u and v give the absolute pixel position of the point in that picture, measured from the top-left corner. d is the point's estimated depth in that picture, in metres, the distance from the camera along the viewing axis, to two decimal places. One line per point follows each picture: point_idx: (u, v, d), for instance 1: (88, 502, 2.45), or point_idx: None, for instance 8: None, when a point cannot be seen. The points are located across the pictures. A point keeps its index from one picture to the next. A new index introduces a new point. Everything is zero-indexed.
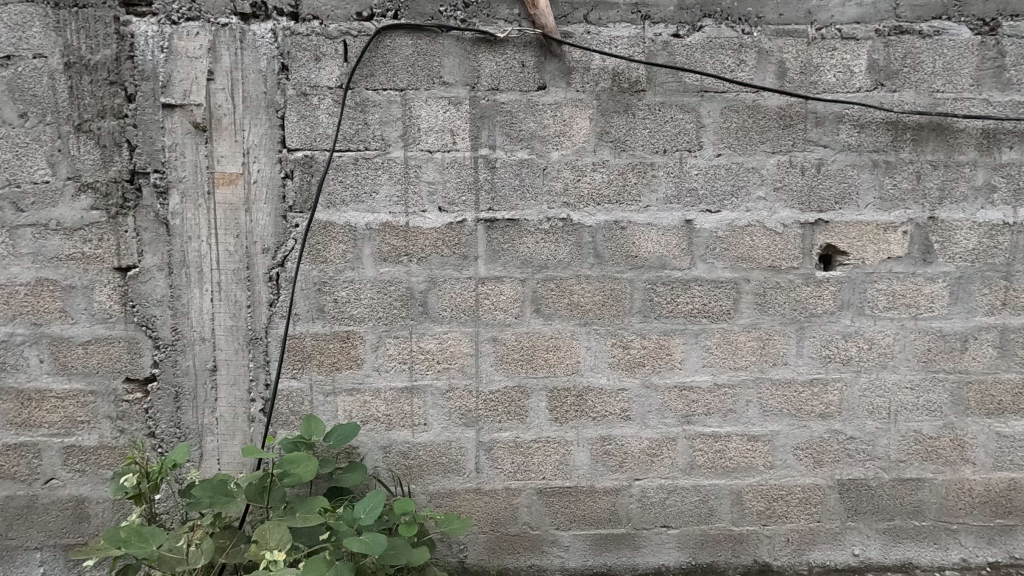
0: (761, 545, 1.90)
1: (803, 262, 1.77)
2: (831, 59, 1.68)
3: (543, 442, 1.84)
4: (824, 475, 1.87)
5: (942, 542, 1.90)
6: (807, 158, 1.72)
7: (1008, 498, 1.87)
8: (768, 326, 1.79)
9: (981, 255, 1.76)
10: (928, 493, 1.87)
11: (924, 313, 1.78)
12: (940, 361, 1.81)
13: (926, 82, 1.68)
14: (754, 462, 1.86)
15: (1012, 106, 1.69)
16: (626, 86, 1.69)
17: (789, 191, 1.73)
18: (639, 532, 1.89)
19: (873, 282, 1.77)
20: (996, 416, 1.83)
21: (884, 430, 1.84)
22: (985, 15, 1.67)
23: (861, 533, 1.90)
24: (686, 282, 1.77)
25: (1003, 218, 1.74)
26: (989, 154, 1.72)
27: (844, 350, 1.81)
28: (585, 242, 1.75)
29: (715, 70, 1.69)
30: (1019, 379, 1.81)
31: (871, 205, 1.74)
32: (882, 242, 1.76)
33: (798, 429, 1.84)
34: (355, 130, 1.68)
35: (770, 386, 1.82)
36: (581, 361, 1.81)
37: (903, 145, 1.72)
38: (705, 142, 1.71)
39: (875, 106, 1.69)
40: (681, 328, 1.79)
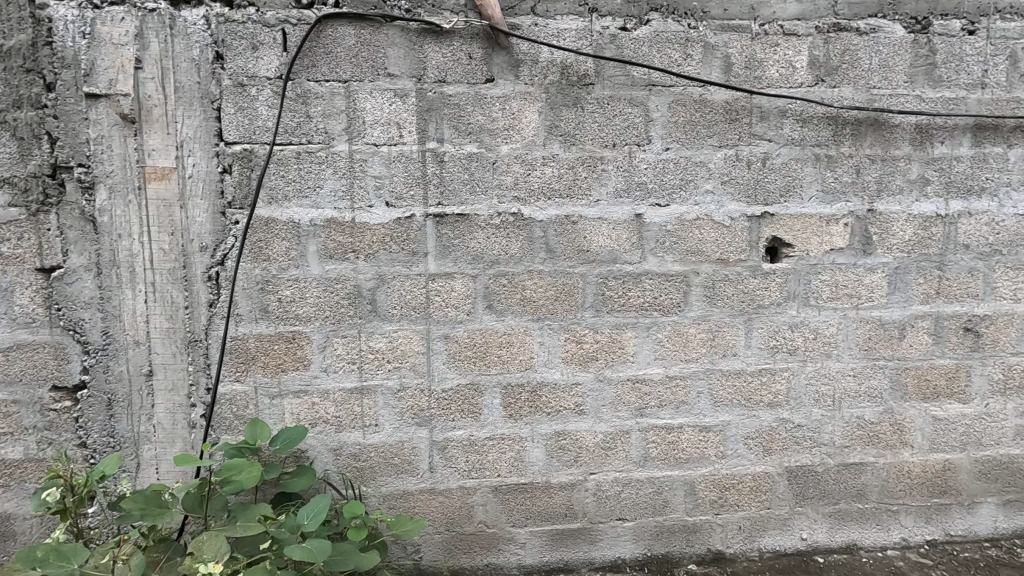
0: (714, 533, 1.94)
1: (750, 254, 1.80)
2: (774, 55, 1.71)
3: (498, 439, 1.83)
4: (773, 463, 1.91)
5: (884, 523, 1.97)
6: (753, 152, 1.75)
7: (943, 478, 1.96)
8: (717, 319, 1.82)
9: (917, 246, 1.82)
10: (870, 477, 1.94)
11: (864, 303, 1.84)
12: (880, 349, 1.87)
13: (863, 78, 1.73)
14: (705, 453, 1.89)
15: (943, 102, 1.76)
16: (574, 79, 1.68)
17: (735, 185, 1.76)
18: (595, 526, 1.90)
19: (816, 274, 1.82)
20: (932, 400, 1.91)
21: (829, 417, 1.90)
22: (918, 14, 1.73)
23: (809, 518, 1.95)
24: (637, 276, 1.78)
25: (936, 210, 1.81)
26: (922, 149, 1.78)
27: (790, 340, 1.85)
28: (536, 237, 1.74)
29: (662, 64, 1.69)
30: (952, 365, 1.89)
31: (814, 198, 1.79)
32: (825, 235, 1.80)
33: (748, 419, 1.88)
34: (296, 123, 1.62)
35: (720, 377, 1.85)
36: (534, 357, 1.80)
37: (843, 139, 1.76)
38: (654, 136, 1.72)
39: (816, 101, 1.73)
40: (632, 322, 1.80)
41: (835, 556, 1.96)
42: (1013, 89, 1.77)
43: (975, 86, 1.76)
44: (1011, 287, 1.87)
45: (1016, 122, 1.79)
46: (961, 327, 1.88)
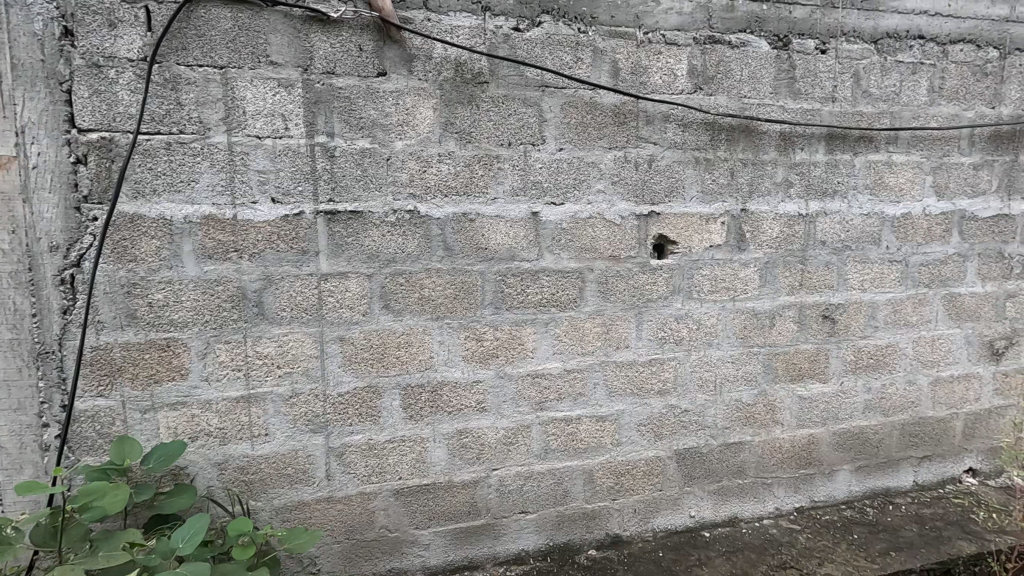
0: (611, 518, 2.03)
1: (639, 251, 1.90)
2: (657, 62, 1.81)
3: (398, 442, 1.79)
4: (664, 447, 2.03)
5: (760, 495, 2.16)
6: (640, 154, 1.84)
7: (808, 451, 2.18)
8: (611, 313, 1.90)
9: (782, 242, 2.01)
10: (748, 454, 2.12)
11: (740, 295, 2.01)
12: (754, 337, 2.05)
13: (735, 88, 1.88)
14: (602, 442, 1.97)
15: (802, 113, 1.95)
16: (468, 77, 1.68)
17: (624, 185, 1.85)
18: (498, 521, 1.92)
19: (698, 269, 1.96)
20: (797, 381, 2.12)
21: (712, 401, 2.05)
22: (780, 32, 1.90)
23: (696, 496, 2.10)
24: (534, 273, 1.82)
25: (797, 210, 2.00)
26: (786, 155, 1.97)
27: (676, 331, 1.97)
28: (434, 235, 1.72)
29: (554, 67, 1.74)
30: (813, 349, 2.11)
31: (695, 198, 1.92)
32: (705, 232, 1.94)
33: (641, 407, 1.98)
34: (165, 110, 1.48)
35: (615, 368, 1.94)
36: (434, 356, 1.78)
37: (720, 144, 1.90)
38: (548, 136, 1.76)
39: (696, 107, 1.86)
40: (531, 318, 1.84)
41: (719, 529, 2.12)
42: (858, 103, 2.00)
43: (828, 99, 1.97)
44: (860, 279, 2.11)
45: (861, 132, 2.02)
46: (820, 315, 2.10)
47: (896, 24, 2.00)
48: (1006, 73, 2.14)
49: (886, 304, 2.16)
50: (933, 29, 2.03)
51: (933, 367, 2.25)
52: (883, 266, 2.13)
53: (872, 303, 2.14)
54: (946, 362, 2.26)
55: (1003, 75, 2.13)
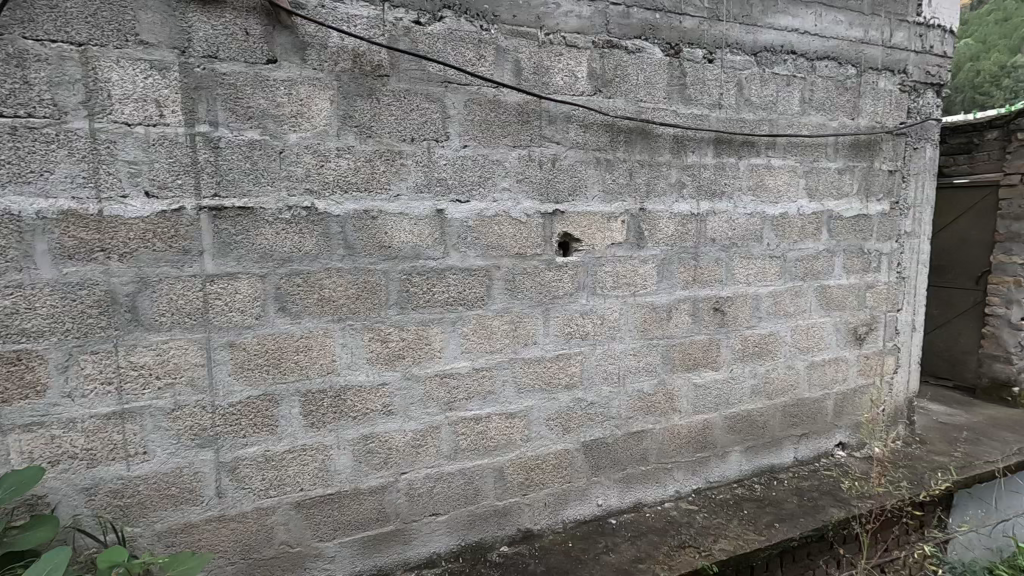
0: (522, 513, 2.05)
1: (545, 248, 1.93)
2: (558, 64, 1.85)
3: (299, 451, 1.70)
4: (572, 440, 2.08)
5: (662, 480, 2.28)
6: (544, 153, 1.87)
7: (704, 435, 2.33)
8: (518, 310, 1.92)
9: (678, 240, 2.13)
10: (650, 442, 2.22)
11: (640, 291, 2.10)
12: (653, 330, 2.15)
13: (632, 92, 1.97)
14: (512, 438, 1.98)
15: (692, 118, 2.08)
16: (367, 69, 1.62)
17: (529, 183, 1.87)
18: (408, 526, 1.88)
19: (601, 266, 2.02)
20: (693, 370, 2.26)
21: (616, 393, 2.13)
22: (672, 40, 2.01)
23: (603, 486, 2.17)
24: (440, 272, 1.79)
25: (690, 209, 2.13)
26: (679, 157, 2.08)
27: (582, 327, 2.03)
28: (333, 233, 1.64)
29: (457, 63, 1.72)
30: (707, 339, 2.26)
31: (597, 197, 1.98)
32: (607, 231, 2.01)
33: (549, 402, 2.02)
34: (10, 90, 1.30)
35: (523, 365, 1.96)
36: (336, 359, 1.70)
37: (619, 145, 1.97)
38: (452, 133, 1.74)
39: (596, 109, 1.91)
40: (438, 317, 1.81)
41: (625, 516, 2.20)
42: (741, 110, 2.16)
43: (715, 106, 2.11)
44: (745, 273, 2.29)
45: (744, 138, 2.18)
46: (711, 307, 2.25)
47: (772, 39, 2.18)
48: (863, 88, 2.40)
49: (769, 296, 2.35)
50: (803, 45, 2.24)
51: (808, 353, 2.48)
52: (765, 261, 2.31)
53: (757, 296, 2.32)
54: (818, 348, 2.50)
55: (860, 90, 2.39)
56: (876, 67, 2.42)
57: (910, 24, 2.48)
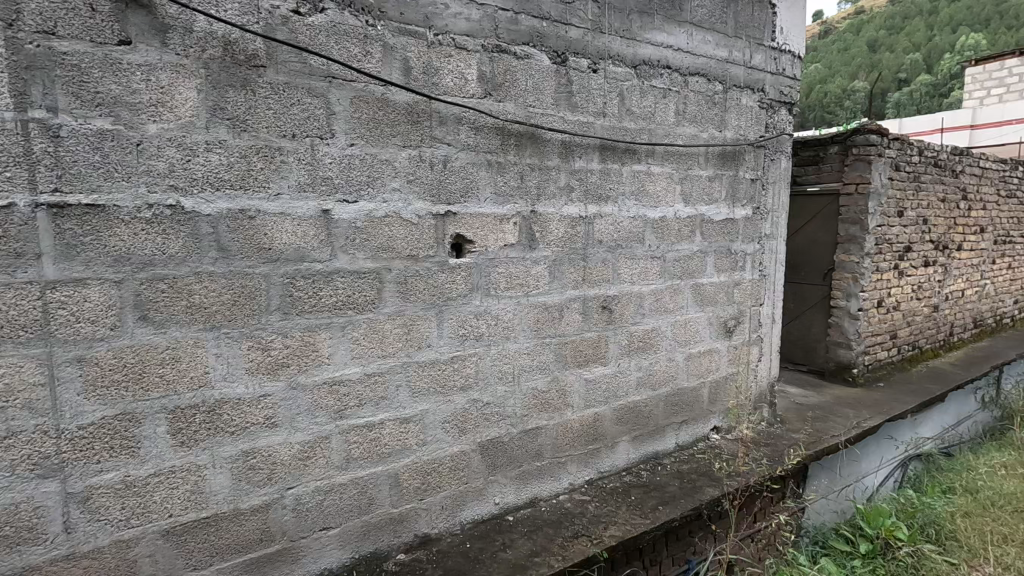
0: (419, 518, 2.02)
1: (438, 250, 1.91)
2: (448, 65, 1.85)
3: (166, 474, 1.54)
4: (468, 441, 2.09)
5: (556, 473, 2.36)
6: (435, 154, 1.86)
7: (595, 427, 2.44)
8: (411, 313, 1.88)
9: (567, 241, 2.21)
10: (544, 438, 2.29)
11: (532, 291, 2.15)
12: (546, 329, 2.21)
13: (521, 96, 2.01)
14: (406, 444, 1.95)
15: (579, 125, 2.17)
16: (240, 58, 1.51)
17: (420, 184, 1.84)
18: (296, 543, 1.78)
19: (494, 267, 2.05)
20: (584, 366, 2.35)
21: (510, 392, 2.17)
22: (558, 49, 2.08)
23: (500, 484, 2.20)
24: (327, 275, 1.71)
25: (578, 212, 2.22)
26: (567, 161, 2.16)
27: (476, 327, 2.04)
28: (203, 234, 1.51)
29: (341, 58, 1.65)
30: (596, 336, 2.37)
31: (489, 199, 2.00)
32: (499, 232, 2.04)
33: (444, 404, 2.01)
34: None
35: (417, 368, 1.93)
36: (210, 371, 1.56)
37: (509, 149, 2.01)
38: (337, 130, 1.67)
39: (486, 112, 1.93)
40: (326, 322, 1.73)
41: (521, 511, 2.25)
42: (623, 119, 2.29)
43: (600, 114, 2.22)
44: (630, 273, 2.43)
45: (626, 145, 2.31)
46: (600, 305, 2.36)
47: (650, 53, 2.33)
48: (729, 104, 2.64)
49: (651, 294, 2.51)
50: (677, 61, 2.42)
51: (686, 346, 2.69)
52: (647, 262, 2.47)
53: (640, 294, 2.47)
54: (695, 340, 2.72)
55: (726, 105, 2.63)
56: (739, 85, 2.67)
57: (766, 48, 2.77)
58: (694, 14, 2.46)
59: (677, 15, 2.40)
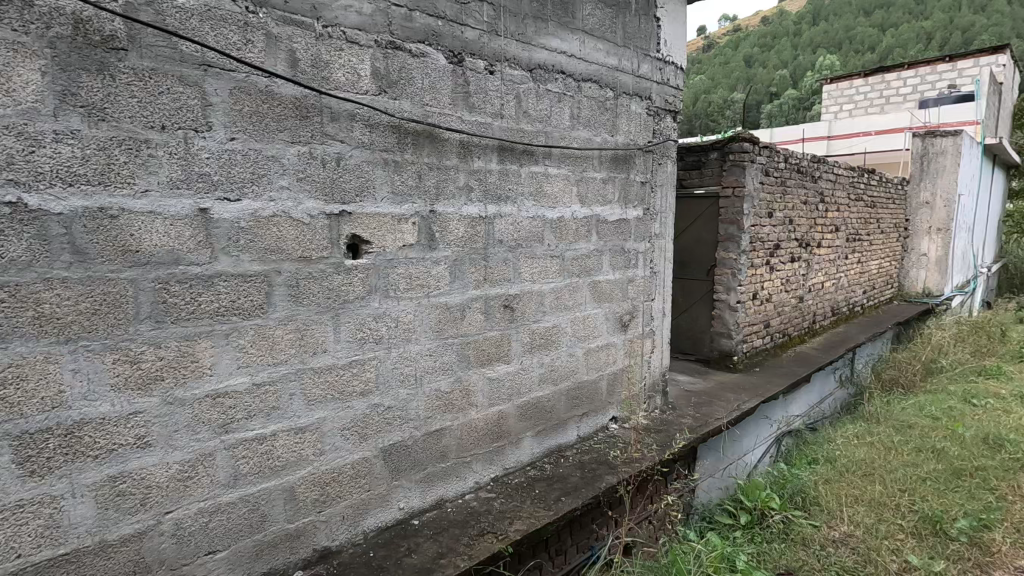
0: (318, 532, 1.93)
1: (332, 251, 1.84)
2: (339, 59, 1.78)
3: (13, 510, 1.35)
4: (369, 447, 2.03)
5: (461, 473, 2.36)
6: (326, 151, 1.78)
7: (499, 424, 2.47)
8: (304, 317, 1.80)
9: (468, 241, 2.22)
10: (449, 438, 2.28)
11: (433, 291, 2.14)
12: (448, 329, 2.20)
13: (418, 95, 1.99)
14: (302, 455, 1.85)
15: (477, 125, 2.18)
16: (96, 39, 1.36)
17: (311, 183, 1.76)
18: (177, 572, 1.63)
19: (393, 268, 2.00)
20: (487, 365, 2.37)
21: (413, 395, 2.13)
22: (454, 48, 2.08)
23: (404, 489, 2.16)
24: (207, 279, 1.58)
25: (478, 212, 2.24)
26: (466, 162, 2.17)
27: (375, 330, 1.98)
28: (53, 235, 1.34)
29: (218, 45, 1.54)
30: (499, 335, 2.40)
31: (386, 199, 1.95)
32: (398, 232, 2.00)
33: (342, 411, 1.93)
34: None
35: (312, 375, 1.84)
36: (66, 390, 1.39)
37: (407, 147, 1.98)
38: (215, 123, 1.55)
39: (381, 109, 1.89)
40: (206, 330, 1.60)
41: (427, 514, 2.23)
42: (520, 121, 2.33)
43: (497, 116, 2.25)
44: (530, 272, 2.48)
45: (524, 147, 2.36)
46: (502, 304, 2.39)
47: (545, 58, 2.40)
48: (619, 110, 2.78)
49: (551, 292, 2.58)
50: (571, 67, 2.51)
51: (585, 341, 2.80)
52: (546, 261, 2.54)
53: (541, 292, 2.54)
54: (593, 335, 2.84)
55: (617, 111, 2.77)
56: (628, 92, 2.82)
57: (652, 58, 2.95)
58: (585, 22, 2.56)
59: (569, 22, 2.49)
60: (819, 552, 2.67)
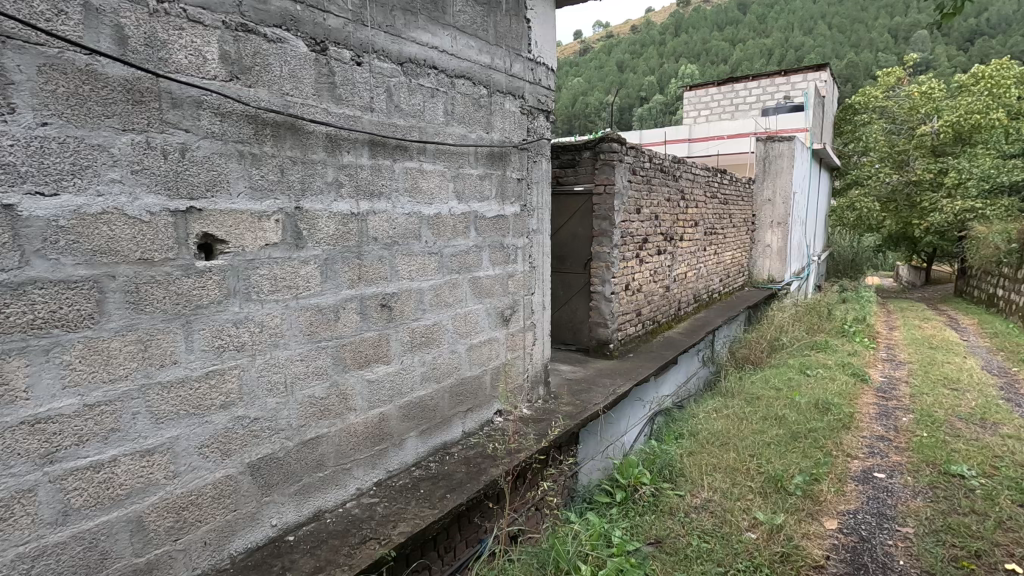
0: (174, 563, 1.74)
1: (180, 252, 1.67)
2: (179, 40, 1.61)
3: None
4: (234, 463, 1.87)
5: (341, 481, 2.26)
6: (168, 141, 1.61)
7: (380, 427, 2.40)
8: (148, 326, 1.61)
9: (339, 239, 2.12)
10: (326, 446, 2.18)
11: (303, 292, 2.02)
12: (320, 332, 2.10)
13: (276, 83, 1.86)
14: (150, 480, 1.66)
15: (344, 118, 2.09)
16: None
17: (150, 176, 1.58)
18: None
19: (254, 269, 1.86)
20: (365, 366, 2.29)
21: (283, 403, 2.00)
22: (316, 36, 1.97)
23: (276, 504, 2.03)
24: (17, 288, 1.36)
25: (350, 209, 2.15)
26: (334, 156, 2.07)
27: (235, 337, 1.83)
28: None
29: (20, 14, 1.32)
30: (377, 335, 2.33)
31: (243, 194, 1.81)
32: (259, 231, 1.86)
33: (199, 427, 1.76)
34: None
35: (160, 391, 1.66)
36: None
37: (265, 139, 1.84)
38: (19, 105, 1.34)
39: (233, 97, 1.74)
40: (18, 346, 1.37)
41: (304, 528, 2.11)
42: (392, 115, 2.28)
43: (367, 109, 2.17)
44: (407, 270, 2.44)
45: (396, 142, 2.31)
46: (378, 303, 2.32)
47: (415, 52, 2.36)
48: (493, 107, 2.82)
49: (430, 289, 2.56)
50: (443, 62, 2.49)
51: (467, 336, 2.81)
52: (424, 258, 2.51)
53: (420, 290, 2.51)
54: (475, 331, 2.85)
55: (491, 108, 2.81)
56: (501, 91, 2.87)
57: (524, 58, 3.02)
58: (456, 18, 2.56)
59: (440, 17, 2.47)
60: (684, 519, 2.92)
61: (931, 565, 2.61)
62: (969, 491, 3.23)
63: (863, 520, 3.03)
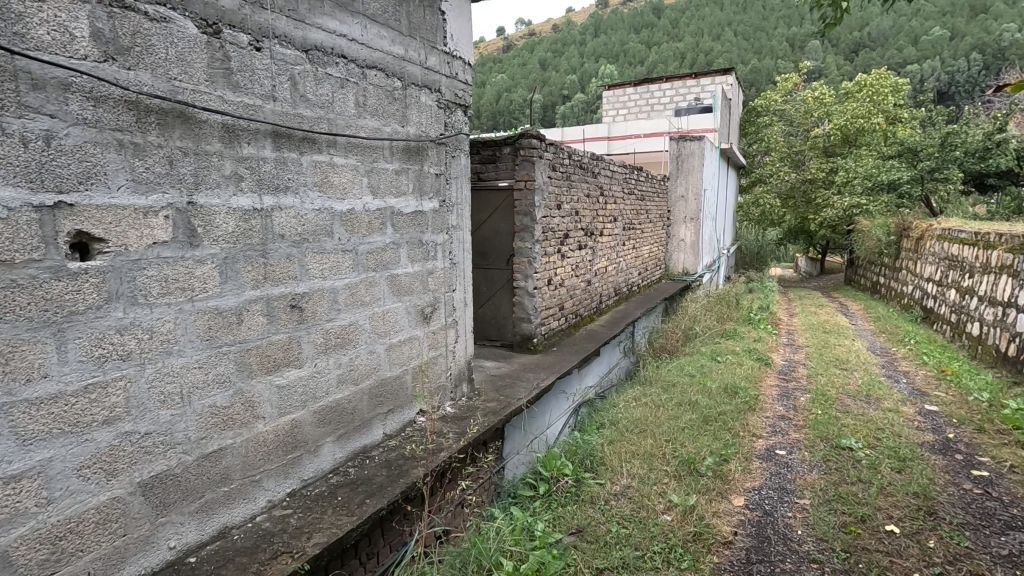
0: None
1: (49, 253, 1.48)
2: (40, 13, 1.43)
3: None
4: (122, 484, 1.71)
5: (249, 494, 2.13)
6: (28, 128, 1.43)
7: (292, 435, 2.27)
8: (9, 336, 1.43)
9: (240, 237, 1.99)
10: (230, 459, 2.03)
11: (199, 295, 1.87)
12: (220, 336, 1.95)
13: (161, 67, 1.70)
14: (18, 509, 1.47)
15: (243, 108, 1.95)
16: None
17: (6, 167, 1.39)
18: None
19: (141, 270, 1.70)
20: (273, 371, 2.16)
21: (178, 415, 1.85)
22: (208, 17, 1.82)
23: (174, 524, 1.87)
24: None
25: (251, 204, 2.01)
26: (231, 147, 1.93)
27: (120, 345, 1.66)
28: None
29: None
30: (286, 338, 2.20)
31: (125, 188, 1.64)
32: (145, 228, 1.70)
33: (76, 447, 1.58)
34: None
35: (27, 409, 1.47)
36: None
37: (149, 128, 1.69)
38: None
39: (108, 81, 1.57)
40: None
41: (207, 548, 1.96)
42: (297, 106, 2.16)
43: (268, 98, 2.04)
44: (319, 269, 2.32)
45: (303, 134, 2.19)
46: (287, 304, 2.20)
47: (321, 39, 2.24)
48: (408, 101, 2.75)
49: (344, 289, 2.46)
50: (352, 51, 2.39)
51: (385, 336, 2.72)
52: (337, 255, 2.40)
53: (333, 289, 2.40)
54: (393, 330, 2.77)
55: (406, 101, 2.73)
56: (416, 84, 2.80)
57: (439, 51, 2.97)
58: (367, 6, 2.46)
59: (348, 4, 2.37)
60: (604, 507, 3.01)
61: (825, 532, 2.84)
62: (856, 462, 3.55)
63: (766, 495, 3.25)
